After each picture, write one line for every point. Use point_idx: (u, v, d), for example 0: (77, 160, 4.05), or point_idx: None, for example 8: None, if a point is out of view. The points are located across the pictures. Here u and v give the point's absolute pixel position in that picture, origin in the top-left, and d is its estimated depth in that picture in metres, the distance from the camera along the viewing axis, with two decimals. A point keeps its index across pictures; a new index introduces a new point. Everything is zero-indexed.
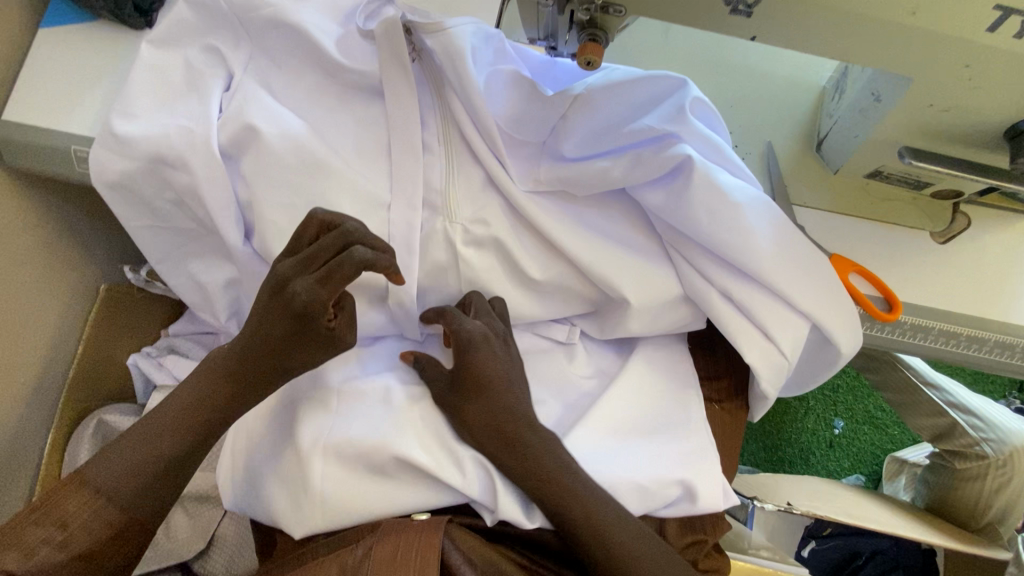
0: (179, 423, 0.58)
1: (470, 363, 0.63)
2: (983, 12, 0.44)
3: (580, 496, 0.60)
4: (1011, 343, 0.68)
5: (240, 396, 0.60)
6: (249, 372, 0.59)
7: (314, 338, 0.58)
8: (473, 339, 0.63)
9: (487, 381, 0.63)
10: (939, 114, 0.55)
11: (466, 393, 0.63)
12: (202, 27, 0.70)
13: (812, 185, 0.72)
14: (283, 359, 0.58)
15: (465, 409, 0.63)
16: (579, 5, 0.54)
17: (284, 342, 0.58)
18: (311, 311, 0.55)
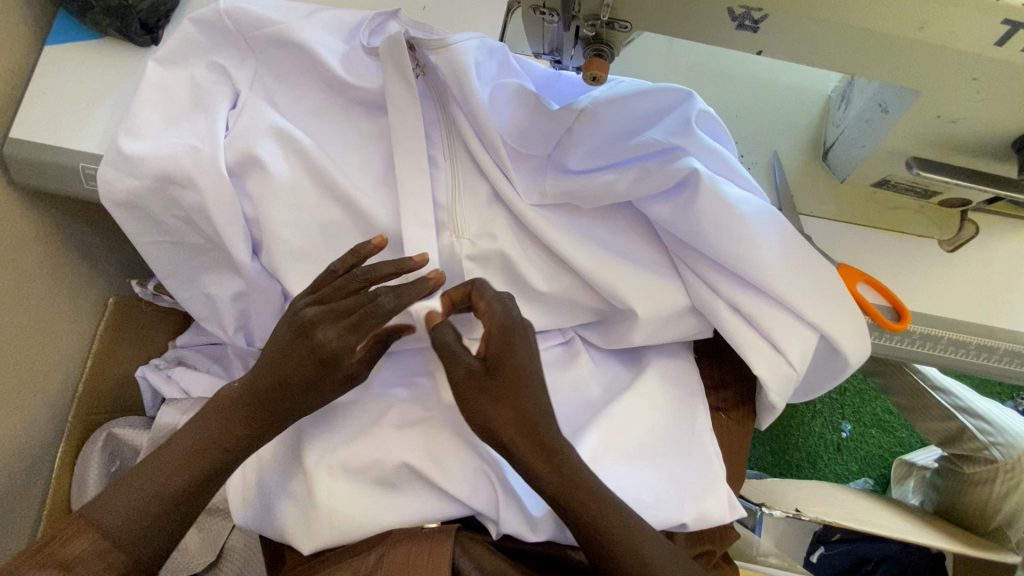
0: (187, 463, 0.56)
1: (507, 356, 0.54)
2: (990, 26, 0.43)
3: (610, 520, 0.54)
4: (1020, 352, 0.67)
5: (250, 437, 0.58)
6: (261, 413, 0.57)
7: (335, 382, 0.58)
8: (514, 327, 0.55)
9: (523, 375, 0.55)
10: (947, 125, 0.55)
11: (495, 386, 0.54)
12: (207, 45, 0.70)
13: (818, 195, 0.72)
14: (302, 402, 0.58)
15: (495, 410, 0.54)
16: (584, 21, 0.54)
17: (303, 386, 0.57)
18: (337, 356, 0.56)
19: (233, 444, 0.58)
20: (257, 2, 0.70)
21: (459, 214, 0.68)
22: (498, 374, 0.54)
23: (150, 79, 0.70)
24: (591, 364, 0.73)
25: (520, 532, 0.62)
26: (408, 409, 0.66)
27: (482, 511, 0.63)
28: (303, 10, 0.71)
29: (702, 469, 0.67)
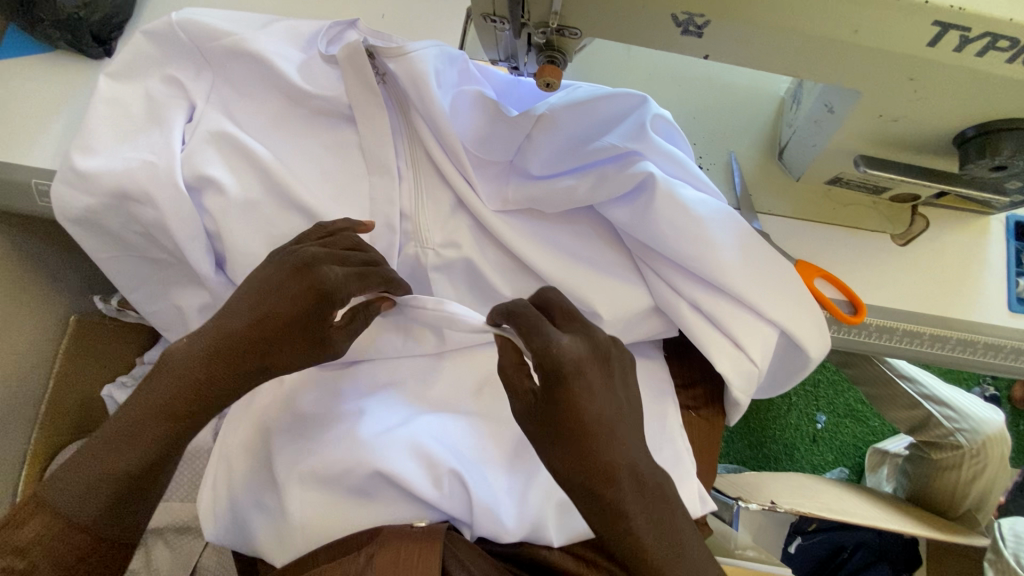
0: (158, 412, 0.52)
1: (560, 402, 0.46)
2: (922, 28, 0.44)
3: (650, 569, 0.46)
4: (972, 340, 0.70)
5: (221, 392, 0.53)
6: (227, 369, 0.52)
7: (310, 334, 0.53)
8: (561, 368, 0.46)
9: (578, 426, 0.45)
10: (890, 124, 0.57)
11: (554, 436, 0.46)
12: (164, 57, 0.70)
13: (775, 193, 0.74)
14: (280, 351, 0.53)
15: (555, 455, 0.47)
16: (536, 29, 0.54)
17: (290, 326, 0.52)
18: (337, 294, 0.53)
19: (204, 403, 0.53)
20: (211, 13, 0.69)
21: (424, 223, 0.68)
22: (552, 423, 0.47)
23: (107, 95, 0.69)
24: None
25: (496, 533, 0.62)
26: (377, 419, 0.66)
27: (457, 516, 0.63)
28: (258, 21, 0.70)
29: (674, 466, 0.67)
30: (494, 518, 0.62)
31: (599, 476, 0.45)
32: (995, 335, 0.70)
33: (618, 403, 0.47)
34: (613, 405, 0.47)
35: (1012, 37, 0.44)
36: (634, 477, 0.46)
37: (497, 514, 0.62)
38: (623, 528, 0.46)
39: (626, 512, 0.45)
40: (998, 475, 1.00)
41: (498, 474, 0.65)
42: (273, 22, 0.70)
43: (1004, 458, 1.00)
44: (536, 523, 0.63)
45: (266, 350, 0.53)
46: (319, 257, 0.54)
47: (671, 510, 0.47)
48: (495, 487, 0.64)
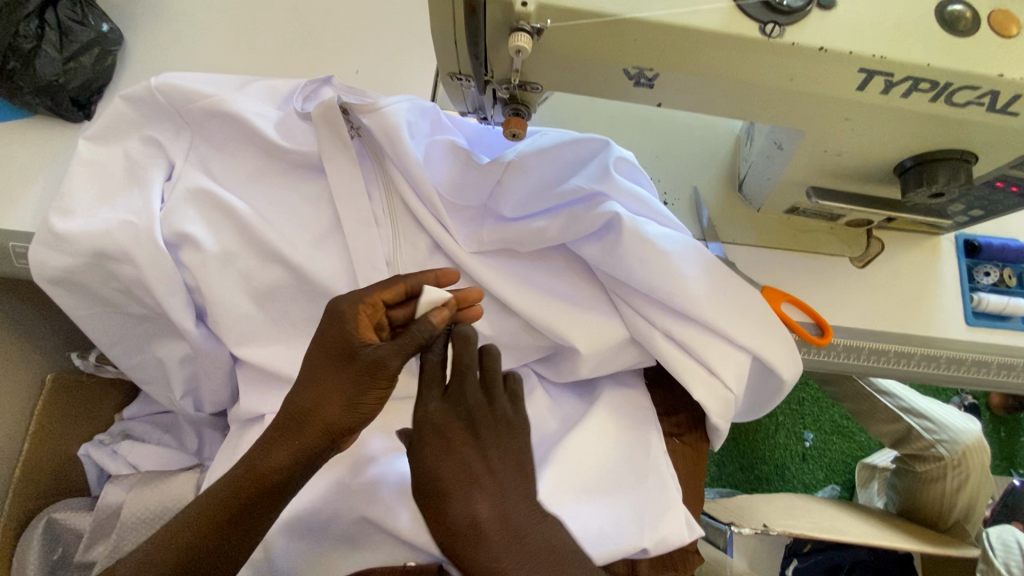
0: (221, 500, 0.53)
1: (423, 466, 0.53)
2: (850, 74, 0.49)
3: None
4: (935, 355, 0.73)
5: (277, 442, 0.53)
6: (285, 420, 0.53)
7: (349, 361, 0.52)
8: (424, 432, 0.54)
9: (436, 488, 0.52)
10: (834, 157, 0.60)
11: (429, 503, 0.53)
12: (143, 121, 0.72)
13: (738, 223, 0.77)
14: (328, 394, 0.52)
15: (430, 518, 0.53)
16: (499, 84, 0.57)
17: (325, 359, 0.52)
18: (350, 311, 0.52)
19: (264, 456, 0.53)
20: (188, 76, 0.71)
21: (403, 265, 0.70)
22: (425, 492, 0.53)
23: (87, 157, 0.71)
24: (546, 401, 0.74)
25: None
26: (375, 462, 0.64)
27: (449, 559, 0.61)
28: (234, 81, 0.73)
29: (660, 493, 0.67)
30: None
31: (457, 535, 0.51)
32: (953, 349, 0.73)
33: (484, 463, 0.53)
34: (476, 460, 0.53)
35: (931, 80, 0.48)
36: (498, 523, 0.51)
37: None
38: None
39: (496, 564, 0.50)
40: (980, 484, 1.03)
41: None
42: (249, 83, 0.73)
43: (982, 468, 1.03)
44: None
45: (317, 401, 0.52)
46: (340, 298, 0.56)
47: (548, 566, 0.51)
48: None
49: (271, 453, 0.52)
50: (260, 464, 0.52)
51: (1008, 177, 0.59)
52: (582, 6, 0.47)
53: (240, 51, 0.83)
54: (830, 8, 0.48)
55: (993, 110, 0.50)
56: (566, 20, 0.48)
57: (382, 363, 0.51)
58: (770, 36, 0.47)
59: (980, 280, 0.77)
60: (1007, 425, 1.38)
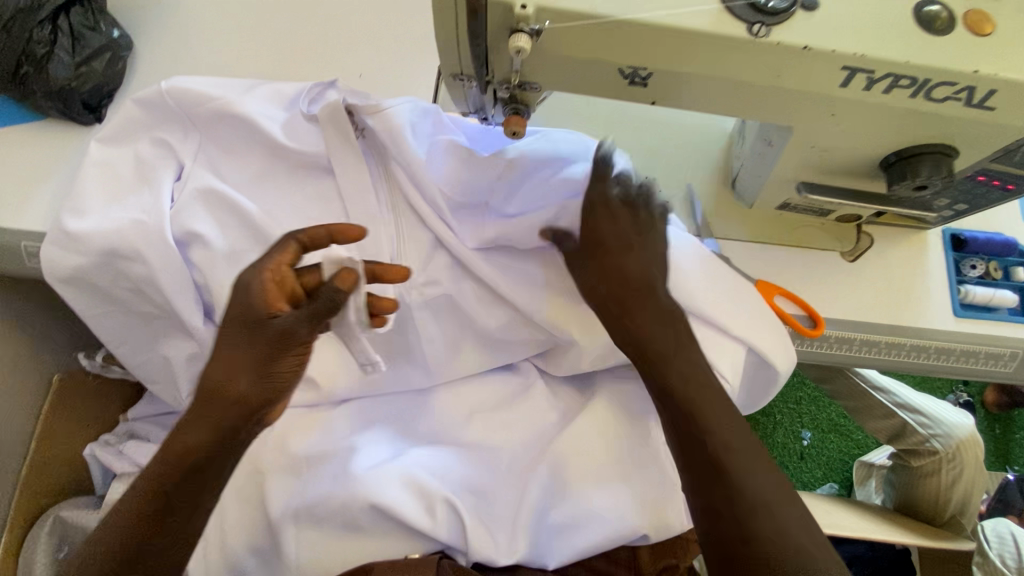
0: (153, 484, 0.52)
1: (588, 229, 0.63)
2: (833, 71, 0.51)
3: (654, 353, 0.60)
4: (924, 346, 0.75)
5: (200, 420, 0.52)
6: (204, 398, 0.52)
7: (259, 332, 0.51)
8: (645, 245, 0.63)
9: (597, 282, 0.63)
10: (822, 153, 0.63)
11: (585, 260, 0.64)
12: (153, 123, 0.74)
13: (732, 220, 0.80)
14: (235, 365, 0.52)
15: (583, 274, 0.64)
16: (499, 85, 0.59)
17: (235, 331, 0.52)
18: (254, 285, 0.51)
19: (188, 439, 0.52)
20: (197, 79, 0.73)
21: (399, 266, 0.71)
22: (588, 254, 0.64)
23: (98, 159, 0.73)
24: (546, 394, 0.75)
25: (492, 560, 0.64)
26: (370, 454, 0.67)
27: (453, 544, 0.65)
28: (242, 84, 0.75)
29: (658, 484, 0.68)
30: (485, 531, 0.65)
31: (621, 294, 0.61)
32: (942, 340, 0.75)
33: (643, 245, 0.63)
34: (630, 234, 0.63)
35: (910, 76, 0.51)
36: (645, 292, 0.61)
37: (490, 525, 0.65)
38: (637, 336, 0.60)
39: (648, 314, 0.61)
40: (973, 479, 1.06)
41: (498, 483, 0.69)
42: (256, 85, 0.75)
43: (975, 462, 1.06)
44: (529, 544, 0.65)
45: (231, 373, 0.52)
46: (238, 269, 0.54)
47: (676, 326, 0.61)
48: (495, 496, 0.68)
49: (190, 430, 0.52)
50: (188, 444, 0.52)
51: (989, 170, 0.61)
52: (578, 8, 0.50)
53: (247, 56, 0.86)
54: (813, 10, 0.50)
55: (971, 105, 0.53)
56: (564, 22, 0.51)
57: (290, 331, 0.51)
58: (757, 36, 0.49)
59: (966, 272, 0.79)
60: (1002, 421, 1.40)
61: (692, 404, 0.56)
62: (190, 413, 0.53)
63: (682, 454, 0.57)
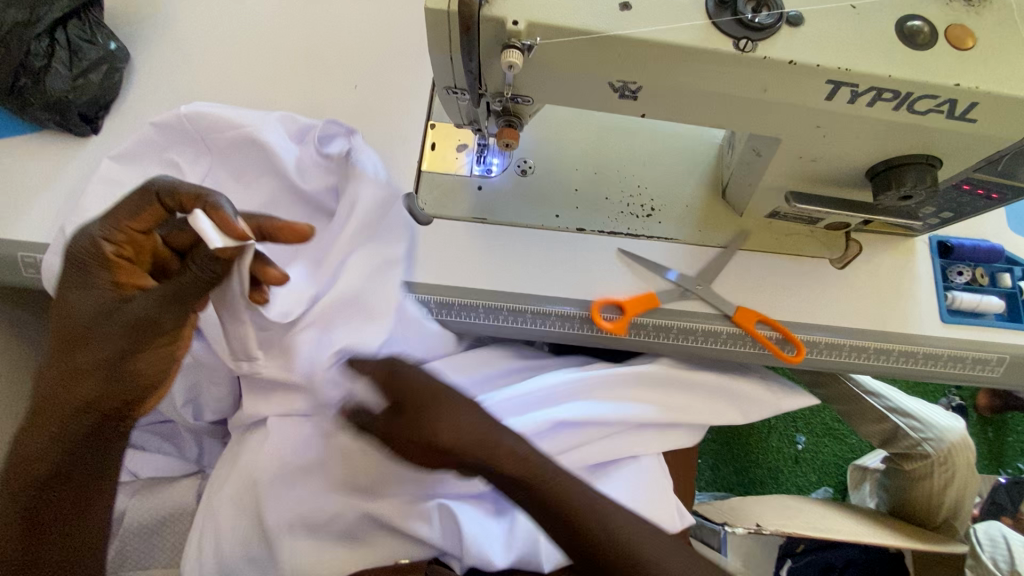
0: (27, 467, 0.53)
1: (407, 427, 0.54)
2: (818, 85, 0.52)
3: (552, 495, 0.54)
4: (913, 351, 0.76)
5: (64, 398, 0.54)
6: (70, 369, 0.54)
7: (122, 313, 0.54)
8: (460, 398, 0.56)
9: (448, 451, 0.53)
10: (810, 163, 0.64)
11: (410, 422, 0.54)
12: (163, 145, 0.74)
13: (723, 228, 0.81)
14: (93, 351, 0.54)
15: (438, 426, 0.54)
16: (493, 97, 0.61)
17: (98, 307, 0.55)
18: (88, 251, 0.55)
19: (63, 415, 0.54)
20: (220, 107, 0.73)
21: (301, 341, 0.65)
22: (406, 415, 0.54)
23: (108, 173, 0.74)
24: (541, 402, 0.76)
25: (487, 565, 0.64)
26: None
27: (449, 550, 0.65)
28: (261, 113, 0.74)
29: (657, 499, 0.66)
30: (483, 541, 0.64)
31: (478, 451, 0.54)
32: (930, 346, 0.76)
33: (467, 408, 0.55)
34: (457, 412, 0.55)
35: (893, 90, 0.52)
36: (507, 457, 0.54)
37: (488, 533, 0.65)
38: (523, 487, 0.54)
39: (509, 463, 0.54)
40: (966, 482, 1.06)
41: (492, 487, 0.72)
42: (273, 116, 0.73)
43: (967, 465, 1.07)
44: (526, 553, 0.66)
45: (101, 354, 0.54)
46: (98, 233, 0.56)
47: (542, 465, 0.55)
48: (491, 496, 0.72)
49: (61, 405, 0.54)
50: (61, 421, 0.54)
51: (972, 180, 0.63)
52: (569, 24, 0.51)
53: (242, 68, 0.87)
54: (798, 25, 0.51)
55: (953, 117, 0.54)
56: (555, 38, 0.52)
57: (153, 319, 0.54)
58: (744, 51, 0.51)
59: (953, 279, 0.80)
60: (993, 424, 1.42)
61: (551, 494, 0.53)
62: (46, 390, 0.55)
63: (564, 541, 0.54)
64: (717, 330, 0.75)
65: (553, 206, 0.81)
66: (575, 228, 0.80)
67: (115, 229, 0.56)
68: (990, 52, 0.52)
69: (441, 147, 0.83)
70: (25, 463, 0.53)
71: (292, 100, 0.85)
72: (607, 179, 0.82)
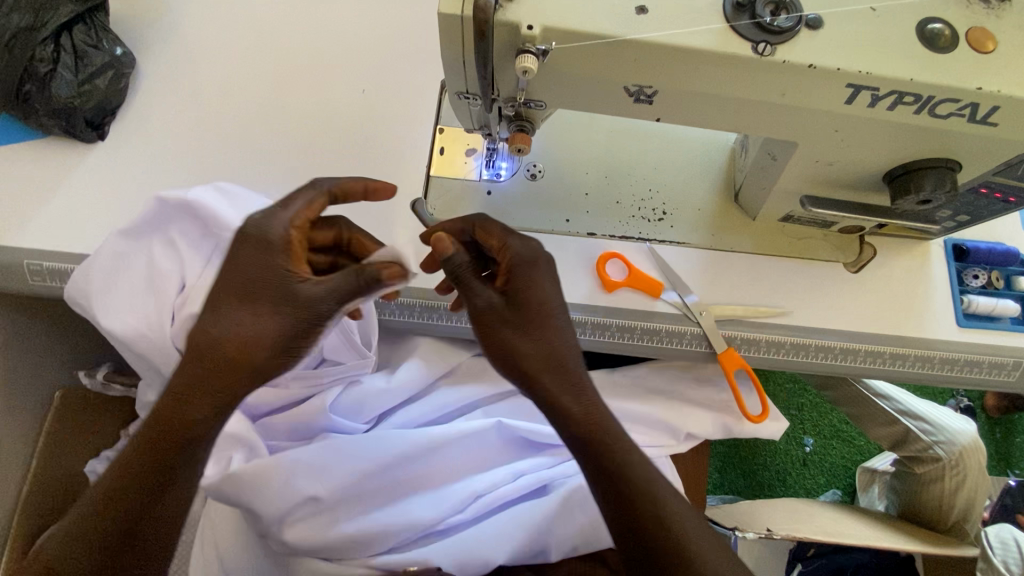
0: (148, 449, 0.53)
1: (523, 298, 0.57)
2: (838, 89, 0.51)
3: (623, 469, 0.55)
4: (929, 356, 0.75)
5: (244, 379, 0.53)
6: (213, 370, 0.52)
7: (295, 299, 0.53)
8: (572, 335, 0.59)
9: (532, 369, 0.56)
10: (826, 167, 0.63)
11: (517, 321, 0.56)
12: (167, 219, 0.71)
13: (736, 232, 0.80)
14: (251, 335, 0.52)
15: (519, 342, 0.56)
16: (505, 102, 0.60)
17: (250, 288, 0.53)
18: (268, 235, 0.54)
19: (202, 405, 0.53)
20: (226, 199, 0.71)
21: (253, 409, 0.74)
22: (523, 315, 0.56)
23: (110, 250, 0.71)
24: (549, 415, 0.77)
25: None
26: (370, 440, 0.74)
27: None
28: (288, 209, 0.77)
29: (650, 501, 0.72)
30: None
31: (554, 372, 0.56)
32: (944, 349, 0.76)
33: (557, 335, 0.56)
34: (554, 335, 0.57)
35: (915, 94, 0.51)
36: (584, 409, 0.56)
37: None
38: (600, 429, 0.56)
39: (596, 406, 0.56)
40: (977, 484, 1.05)
41: (499, 477, 0.77)
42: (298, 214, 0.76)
43: (978, 469, 1.06)
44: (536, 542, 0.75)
45: (245, 343, 0.52)
46: (268, 212, 0.56)
47: (618, 430, 0.57)
48: (489, 491, 0.76)
49: (193, 407, 0.53)
50: (202, 411, 0.53)
51: (992, 183, 0.62)
52: (586, 29, 0.50)
53: (249, 72, 0.86)
54: (817, 28, 0.51)
55: (975, 121, 0.53)
56: (570, 42, 0.51)
57: (313, 303, 0.52)
58: (762, 55, 0.50)
59: (968, 282, 0.79)
60: (1003, 425, 1.41)
61: (607, 453, 0.55)
62: (185, 383, 0.53)
63: (602, 494, 0.56)
64: (682, 331, 0.75)
65: (563, 210, 0.80)
66: (586, 232, 0.79)
67: (299, 217, 0.56)
68: (1012, 55, 0.51)
69: (450, 150, 0.82)
70: (160, 444, 0.53)
71: (300, 105, 0.84)
72: (618, 183, 0.81)
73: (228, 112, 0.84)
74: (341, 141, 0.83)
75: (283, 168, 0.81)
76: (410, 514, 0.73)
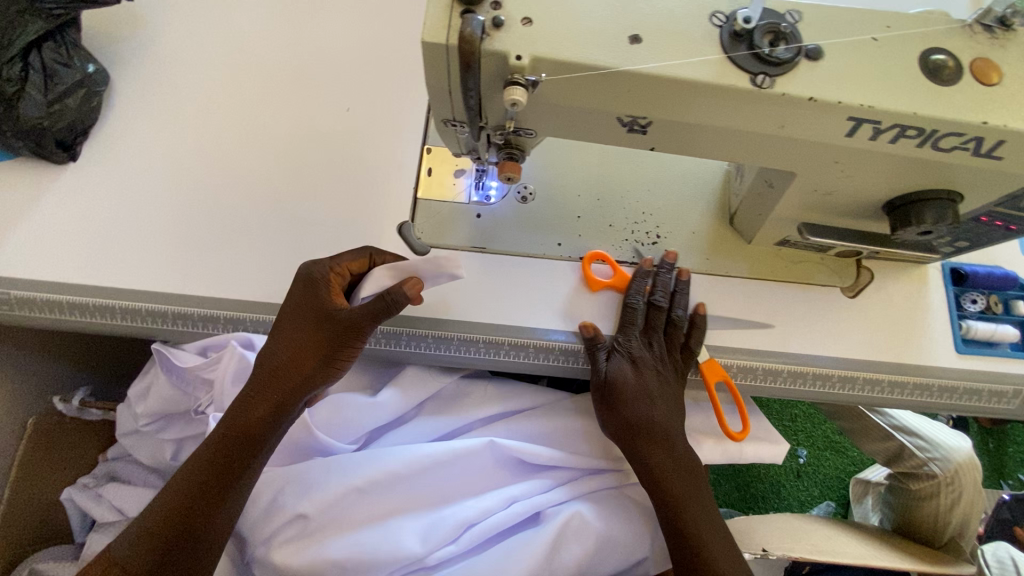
0: (222, 446, 0.62)
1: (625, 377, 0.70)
2: (839, 122, 0.50)
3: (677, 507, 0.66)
4: (928, 384, 0.74)
5: (299, 386, 0.63)
6: (275, 381, 0.63)
7: (334, 323, 0.63)
8: (668, 433, 0.68)
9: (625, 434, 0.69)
10: (823, 195, 0.61)
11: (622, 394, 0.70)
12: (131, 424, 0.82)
13: (732, 255, 0.78)
14: (302, 348, 0.63)
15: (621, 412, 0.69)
16: (494, 130, 0.58)
17: (307, 317, 0.64)
18: (315, 276, 0.65)
19: (264, 408, 0.62)
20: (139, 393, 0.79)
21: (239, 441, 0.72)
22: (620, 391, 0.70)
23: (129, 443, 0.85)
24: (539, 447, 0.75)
25: None
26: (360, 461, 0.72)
27: None
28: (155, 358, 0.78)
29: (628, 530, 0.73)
30: None
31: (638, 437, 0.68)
32: (943, 376, 0.74)
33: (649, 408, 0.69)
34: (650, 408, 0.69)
35: (919, 127, 0.49)
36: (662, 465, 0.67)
37: None
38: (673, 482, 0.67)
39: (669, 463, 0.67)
40: (971, 501, 1.03)
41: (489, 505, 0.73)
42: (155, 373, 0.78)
43: (973, 486, 1.04)
44: None
45: (294, 357, 0.63)
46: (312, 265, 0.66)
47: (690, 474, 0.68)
48: (479, 520, 0.72)
49: (253, 408, 0.63)
50: (267, 415, 0.63)
51: (993, 213, 0.60)
52: (578, 60, 0.48)
53: (230, 88, 0.83)
54: (818, 59, 0.49)
55: (980, 154, 0.51)
56: (562, 73, 0.49)
57: (354, 322, 0.62)
58: (761, 87, 0.48)
59: (966, 306, 0.78)
60: (995, 437, 1.40)
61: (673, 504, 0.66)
62: (247, 394, 0.63)
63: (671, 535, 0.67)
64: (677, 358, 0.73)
65: (556, 233, 0.78)
66: (578, 257, 0.78)
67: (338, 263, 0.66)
68: (1018, 88, 0.49)
69: (438, 170, 0.79)
70: (228, 441, 0.62)
71: (283, 124, 0.82)
72: (611, 205, 0.79)
73: (207, 130, 0.81)
74: (325, 160, 0.80)
75: (265, 190, 0.78)
76: (396, 543, 0.68)
